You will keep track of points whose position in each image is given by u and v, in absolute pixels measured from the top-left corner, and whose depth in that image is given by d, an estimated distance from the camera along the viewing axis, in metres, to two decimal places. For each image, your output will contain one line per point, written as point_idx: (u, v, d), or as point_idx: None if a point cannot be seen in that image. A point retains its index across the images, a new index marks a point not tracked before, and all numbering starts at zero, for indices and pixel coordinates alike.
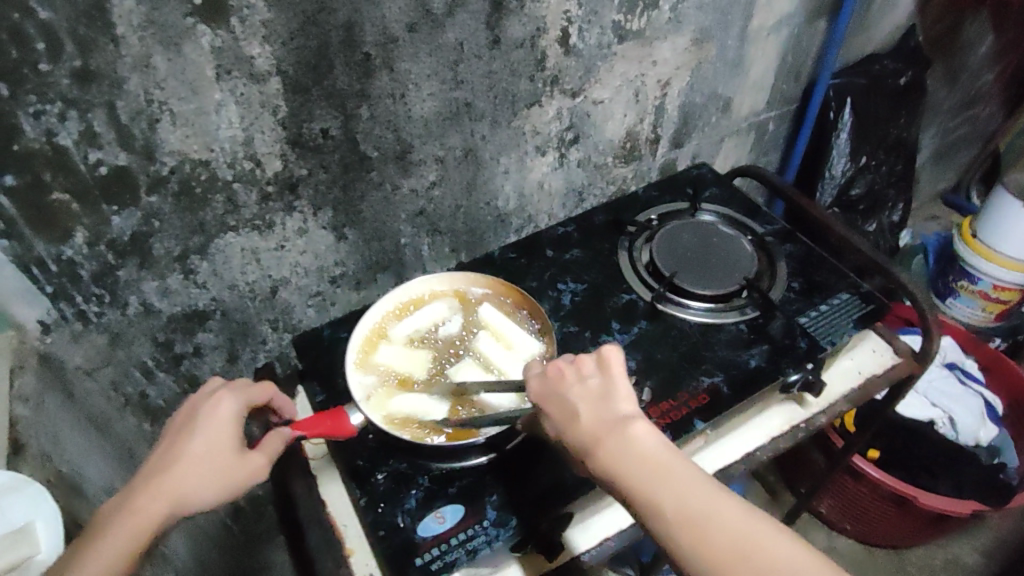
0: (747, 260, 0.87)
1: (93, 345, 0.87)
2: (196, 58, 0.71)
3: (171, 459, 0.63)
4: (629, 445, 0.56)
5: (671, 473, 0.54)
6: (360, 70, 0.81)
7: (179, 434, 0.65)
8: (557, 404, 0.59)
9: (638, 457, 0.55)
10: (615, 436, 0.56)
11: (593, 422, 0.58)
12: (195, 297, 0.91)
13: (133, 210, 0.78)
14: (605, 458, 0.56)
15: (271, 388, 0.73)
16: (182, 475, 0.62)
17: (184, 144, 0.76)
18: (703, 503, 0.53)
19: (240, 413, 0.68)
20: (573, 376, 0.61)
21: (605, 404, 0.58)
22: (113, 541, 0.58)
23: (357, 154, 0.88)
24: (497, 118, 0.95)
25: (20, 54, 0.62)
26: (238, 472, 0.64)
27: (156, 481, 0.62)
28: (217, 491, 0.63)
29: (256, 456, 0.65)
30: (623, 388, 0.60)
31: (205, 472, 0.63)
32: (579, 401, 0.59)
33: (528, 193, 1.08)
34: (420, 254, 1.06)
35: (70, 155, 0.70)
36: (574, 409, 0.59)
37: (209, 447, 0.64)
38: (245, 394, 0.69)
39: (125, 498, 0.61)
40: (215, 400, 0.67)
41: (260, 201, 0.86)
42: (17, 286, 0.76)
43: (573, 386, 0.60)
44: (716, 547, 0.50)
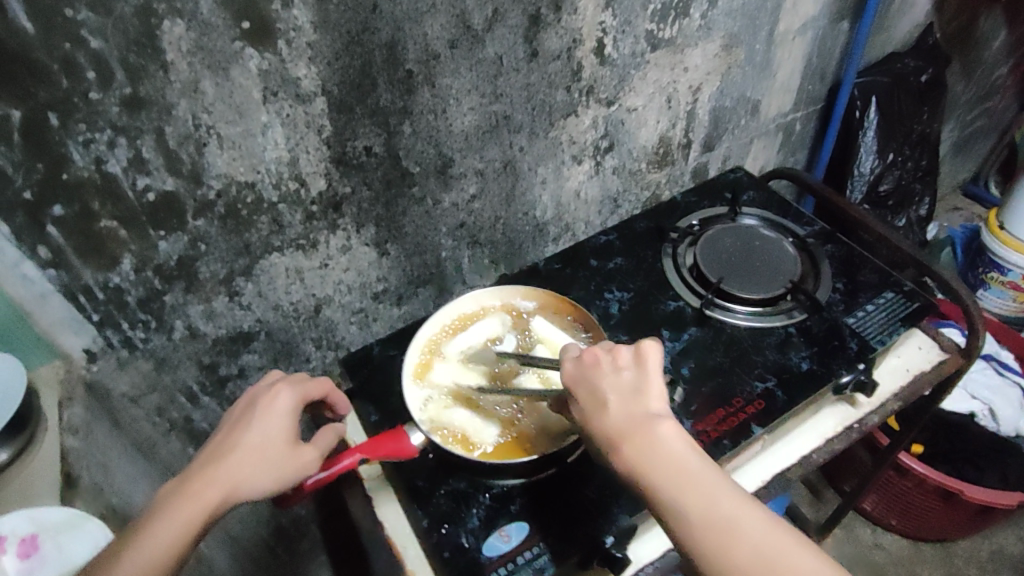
0: (790, 262, 0.88)
1: (139, 370, 0.86)
2: (244, 81, 0.71)
3: (229, 446, 0.63)
4: (657, 444, 0.57)
5: (698, 475, 0.55)
6: (403, 87, 0.81)
7: (237, 425, 0.66)
8: (588, 393, 0.60)
9: (667, 456, 0.56)
10: (645, 431, 0.57)
11: (622, 417, 0.58)
12: (240, 319, 0.91)
13: (179, 235, 0.78)
14: (632, 452, 0.56)
15: (326, 385, 0.74)
16: (239, 464, 0.62)
17: (231, 167, 0.76)
18: (726, 507, 0.54)
19: (296, 407, 0.69)
20: (608, 366, 0.62)
21: (636, 400, 0.59)
22: (171, 523, 0.58)
23: (399, 169, 0.88)
24: (535, 129, 0.95)
25: (72, 85, 0.62)
26: (293, 463, 0.64)
27: (213, 468, 0.62)
28: (272, 481, 0.62)
29: (310, 450, 0.66)
30: (655, 385, 0.60)
31: (261, 462, 0.63)
32: (611, 394, 0.60)
33: (565, 203, 1.09)
34: (460, 267, 1.06)
35: (119, 182, 0.70)
36: (606, 402, 0.59)
37: (265, 439, 0.64)
38: (302, 388, 0.70)
39: (181, 484, 0.61)
40: (273, 392, 0.68)
41: (304, 220, 0.86)
42: (63, 315, 0.76)
43: (607, 379, 0.60)
44: (736, 551, 0.51)
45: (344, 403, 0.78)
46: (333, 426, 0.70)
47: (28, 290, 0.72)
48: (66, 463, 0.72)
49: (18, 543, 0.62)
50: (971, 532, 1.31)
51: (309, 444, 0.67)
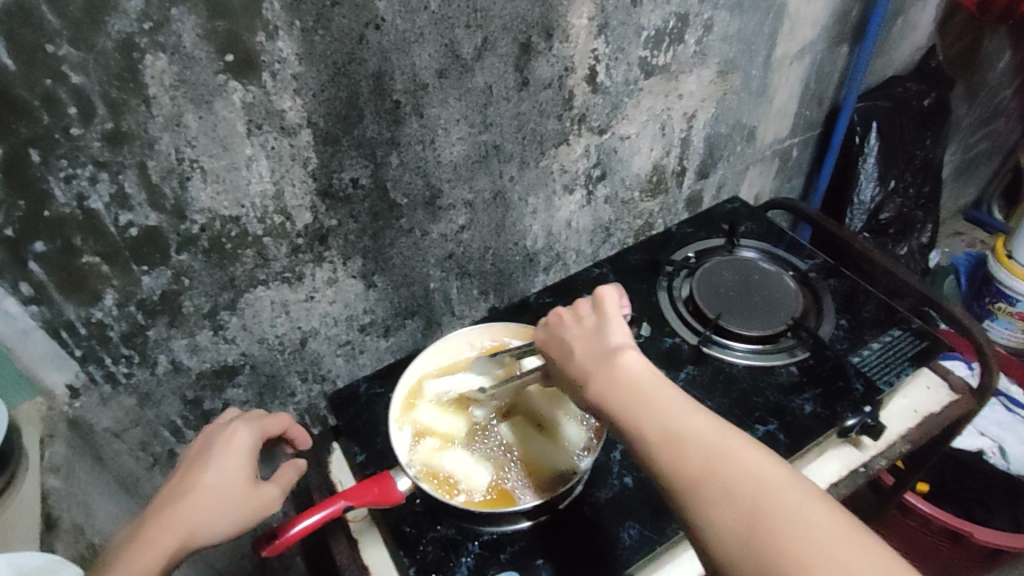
0: (791, 297, 0.86)
1: (123, 406, 0.84)
2: (228, 114, 0.69)
3: (185, 488, 0.62)
4: (616, 373, 0.56)
5: (658, 397, 0.54)
6: (390, 118, 0.79)
7: (193, 466, 0.64)
8: (556, 345, 0.63)
9: (624, 383, 0.55)
10: (603, 364, 0.58)
11: (585, 356, 0.60)
12: (225, 353, 0.88)
13: (163, 269, 0.76)
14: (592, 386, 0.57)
15: (284, 420, 0.73)
16: (197, 505, 0.61)
17: (215, 202, 0.74)
18: (686, 423, 0.52)
19: (255, 444, 0.68)
20: (570, 319, 0.64)
21: (597, 339, 0.60)
22: (127, 566, 0.55)
23: (387, 202, 0.86)
24: (525, 158, 0.94)
25: (53, 120, 0.60)
26: (254, 502, 0.63)
27: (169, 512, 0.60)
28: (232, 522, 0.61)
29: (269, 488, 0.65)
30: (619, 325, 0.61)
31: (220, 501, 0.62)
32: (575, 340, 0.62)
33: (556, 233, 1.07)
34: (449, 299, 1.04)
35: (101, 218, 0.68)
36: (570, 347, 0.61)
37: (225, 478, 0.63)
38: (260, 425, 0.69)
39: (136, 531, 0.59)
40: (231, 429, 0.67)
41: (290, 253, 0.84)
42: (45, 351, 0.74)
43: (568, 327, 0.62)
44: (692, 464, 0.49)
45: (306, 439, 0.76)
46: (296, 461, 0.69)
47: (9, 326, 0.70)
48: (45, 505, 0.68)
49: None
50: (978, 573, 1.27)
51: (269, 482, 0.66)
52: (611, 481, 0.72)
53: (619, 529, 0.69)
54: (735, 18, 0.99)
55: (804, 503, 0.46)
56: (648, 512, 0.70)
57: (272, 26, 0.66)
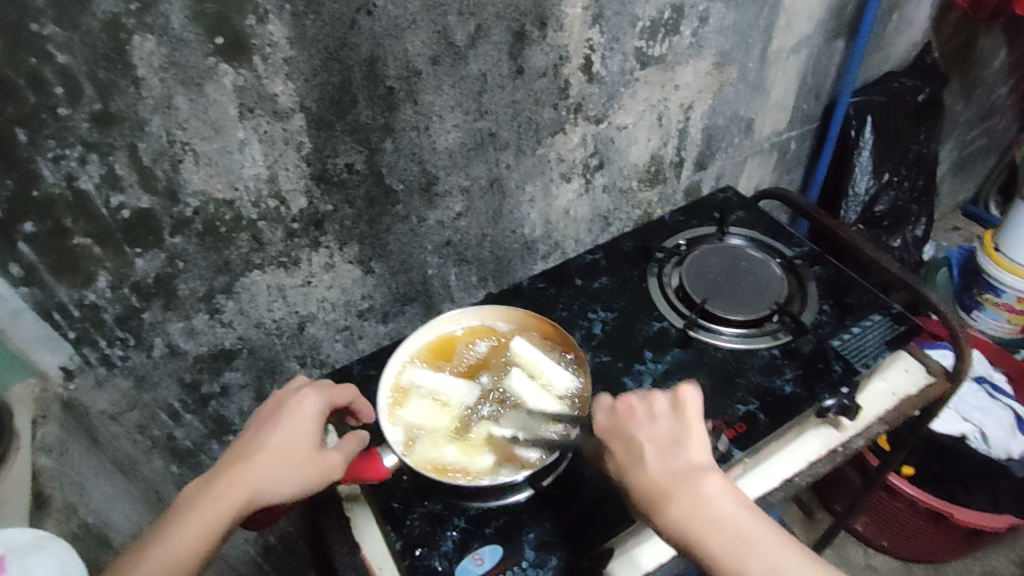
0: (777, 283, 0.86)
1: (118, 389, 0.84)
2: (219, 97, 0.70)
3: (252, 448, 0.61)
4: (705, 502, 0.57)
5: (750, 534, 0.56)
6: (384, 104, 0.80)
7: (262, 428, 0.64)
8: (626, 448, 0.61)
9: (718, 518, 0.56)
10: (688, 488, 0.58)
11: (664, 473, 0.59)
12: (221, 336, 0.89)
13: (157, 252, 0.77)
14: (680, 514, 0.56)
15: (352, 391, 0.70)
16: (262, 467, 0.60)
17: (208, 184, 0.75)
18: (786, 565, 0.54)
19: (323, 411, 0.66)
20: (643, 416, 0.63)
21: (676, 453, 0.60)
22: (193, 526, 0.56)
23: (383, 186, 0.87)
24: (521, 146, 0.94)
25: (39, 100, 0.61)
26: (314, 467, 0.61)
27: (236, 470, 0.60)
28: (291, 487, 0.60)
29: (332, 455, 0.63)
30: (697, 436, 0.61)
31: (283, 464, 0.61)
32: (651, 447, 0.60)
33: (554, 221, 1.07)
34: (447, 285, 1.05)
35: (93, 199, 0.69)
36: (646, 457, 0.60)
37: (289, 441, 0.62)
38: (329, 393, 0.67)
39: (205, 485, 0.59)
40: (300, 395, 0.66)
41: (285, 237, 0.85)
42: (37, 332, 0.74)
43: (646, 432, 0.61)
44: None
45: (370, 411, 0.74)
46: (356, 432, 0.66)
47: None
48: (37, 483, 0.67)
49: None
50: (964, 552, 1.31)
51: (335, 447, 0.64)
52: (593, 458, 0.73)
53: (602, 504, 0.69)
54: (731, 9, 0.99)
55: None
56: None
57: (262, 9, 0.67)
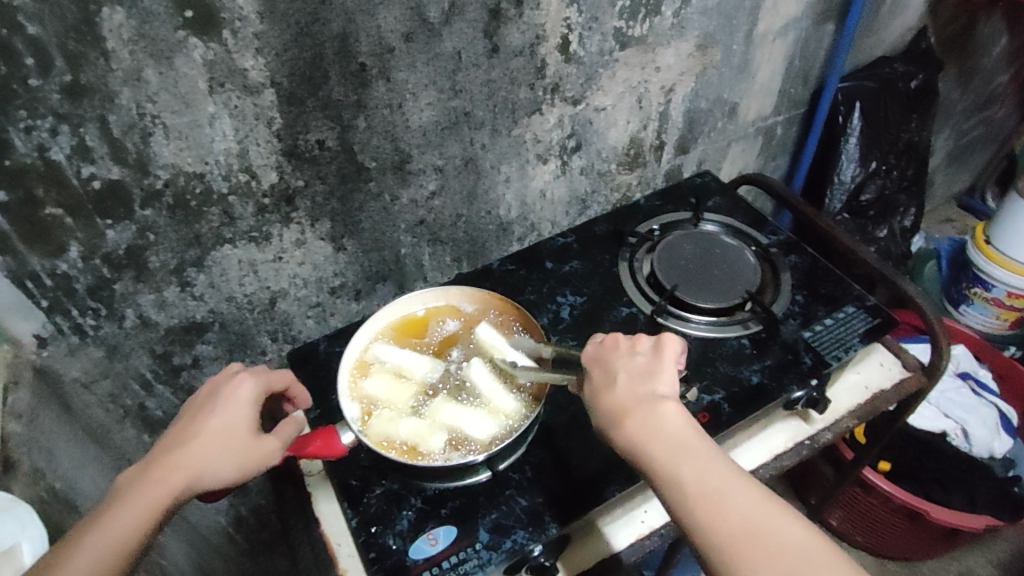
0: (750, 271, 0.86)
1: (90, 357, 0.85)
2: (188, 71, 0.70)
3: (187, 434, 0.61)
4: (659, 421, 0.58)
5: (697, 452, 0.57)
6: (356, 80, 0.79)
7: (197, 414, 0.64)
8: (600, 371, 0.63)
9: (667, 435, 0.57)
10: (646, 409, 0.59)
11: (629, 395, 0.60)
12: (193, 309, 0.90)
13: (127, 224, 0.77)
14: (631, 428, 0.58)
15: (286, 377, 0.71)
16: (198, 452, 0.60)
17: (178, 157, 0.75)
18: (726, 485, 0.54)
19: (259, 397, 0.66)
20: (625, 348, 0.64)
21: (645, 380, 0.61)
22: (130, 512, 0.56)
23: (355, 164, 0.87)
24: (497, 126, 0.94)
25: (10, 70, 0.61)
26: (254, 451, 0.62)
27: (173, 456, 0.60)
28: (233, 469, 0.60)
29: (271, 439, 0.63)
30: (671, 372, 0.62)
31: (219, 449, 0.61)
32: (622, 373, 0.62)
33: (530, 203, 1.07)
34: (421, 264, 1.05)
35: (63, 169, 0.69)
36: (614, 378, 0.62)
37: (226, 426, 0.62)
38: (264, 379, 0.68)
39: (141, 473, 0.59)
40: (236, 381, 0.66)
41: (256, 213, 0.85)
42: (9, 301, 0.75)
43: (619, 359, 0.63)
44: (733, 524, 0.52)
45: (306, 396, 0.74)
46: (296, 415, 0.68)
47: None
48: (5, 448, 0.69)
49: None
50: (943, 552, 1.32)
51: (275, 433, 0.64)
52: (552, 442, 0.74)
53: (563, 488, 0.70)
54: None
55: (831, 566, 0.50)
56: (591, 472, 0.71)
57: None
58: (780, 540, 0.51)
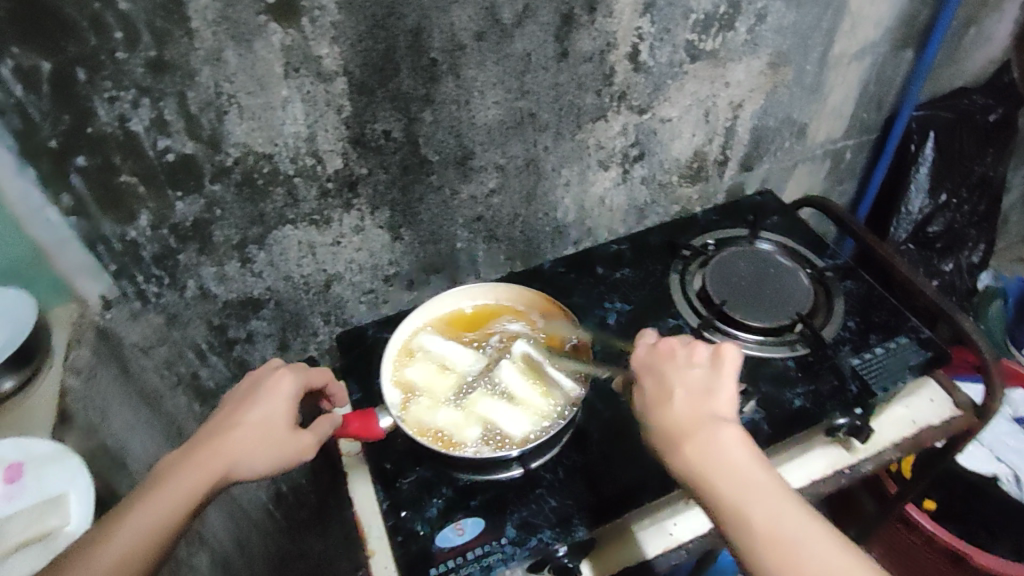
0: (803, 293, 0.84)
1: (150, 323, 0.90)
2: (266, 55, 0.72)
3: (228, 426, 0.64)
4: (718, 445, 0.59)
5: (758, 482, 0.57)
6: (426, 74, 0.81)
7: (239, 404, 0.66)
8: (657, 387, 0.64)
9: (727, 462, 0.58)
10: (705, 431, 0.59)
11: (687, 415, 0.61)
12: (251, 285, 0.93)
13: (196, 197, 0.81)
14: (688, 450, 0.59)
15: (326, 374, 0.74)
16: (238, 441, 0.63)
17: (249, 137, 0.78)
18: (788, 520, 0.54)
19: (299, 392, 0.68)
20: (683, 365, 0.65)
21: (703, 400, 0.61)
22: (172, 494, 0.58)
23: (418, 156, 0.89)
24: (561, 129, 0.94)
25: (100, 42, 0.65)
26: (291, 444, 0.64)
27: (214, 443, 0.62)
28: (270, 460, 0.63)
29: (308, 434, 0.65)
30: (729, 390, 0.62)
31: (258, 442, 0.63)
32: (678, 389, 0.63)
33: (588, 208, 1.07)
34: (475, 260, 1.06)
35: (141, 140, 0.73)
36: (672, 396, 0.62)
37: (266, 418, 0.65)
38: (304, 374, 0.70)
39: (182, 457, 0.62)
40: (278, 375, 0.68)
41: (318, 196, 0.88)
42: (81, 261, 0.81)
43: (678, 377, 0.63)
44: (796, 562, 0.52)
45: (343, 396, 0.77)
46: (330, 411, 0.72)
47: (49, 233, 0.77)
48: (62, 401, 0.76)
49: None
50: None
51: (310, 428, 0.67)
52: (587, 447, 0.74)
53: (594, 491, 0.70)
54: (791, 9, 0.96)
55: None
56: (623, 479, 0.71)
57: None
58: (835, 572, 0.52)
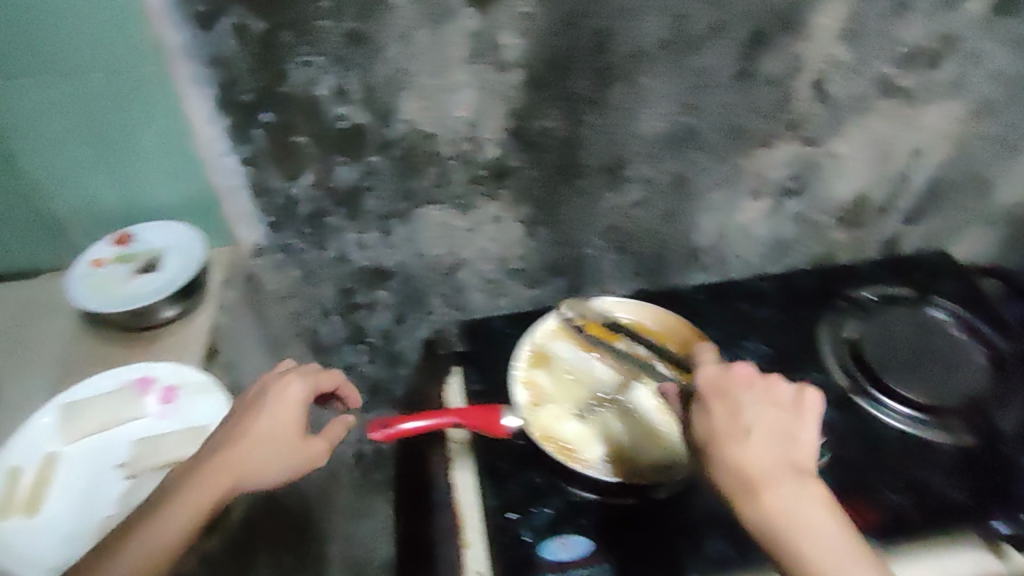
0: (971, 373, 0.76)
1: (289, 276, 0.95)
2: (453, 38, 0.73)
3: (234, 435, 0.65)
4: (798, 497, 0.53)
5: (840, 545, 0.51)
6: (601, 78, 0.79)
7: (246, 410, 0.67)
8: (727, 420, 0.57)
9: (808, 517, 0.52)
10: (780, 478, 0.54)
11: (756, 455, 0.55)
12: (386, 256, 0.95)
13: (357, 165, 0.83)
14: (762, 496, 0.53)
15: (338, 377, 0.75)
16: (246, 450, 0.64)
17: (419, 115, 0.79)
18: None
19: (307, 397, 0.69)
20: (762, 400, 0.59)
21: (780, 443, 0.56)
22: (180, 510, 0.60)
23: (573, 159, 0.87)
24: (722, 151, 0.90)
25: (307, 6, 0.68)
26: (300, 452, 0.65)
27: (220, 454, 0.63)
28: (279, 471, 0.64)
29: (317, 441, 0.67)
30: (810, 435, 0.57)
31: (267, 450, 0.64)
32: (755, 426, 0.57)
33: (730, 236, 1.02)
34: (603, 270, 1.03)
35: (321, 104, 0.76)
36: (746, 433, 0.56)
37: (273, 427, 0.66)
38: (313, 379, 0.71)
39: (190, 470, 0.63)
40: (285, 381, 0.69)
41: (468, 182, 0.88)
42: (246, 210, 0.87)
43: (760, 414, 0.57)
44: None
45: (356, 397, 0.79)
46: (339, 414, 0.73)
47: (227, 179, 0.83)
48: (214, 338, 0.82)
49: (134, 382, 0.72)
50: None
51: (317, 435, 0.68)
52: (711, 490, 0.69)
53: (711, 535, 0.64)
54: None
55: None
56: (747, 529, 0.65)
57: None
58: None
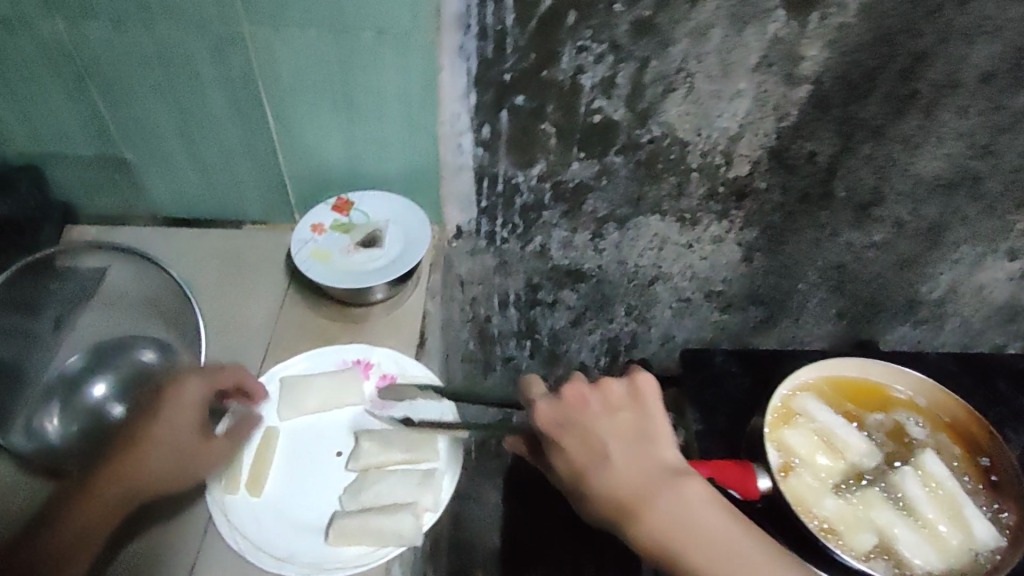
0: None
1: (483, 263, 0.90)
2: (751, 42, 0.65)
3: (138, 446, 0.70)
4: (676, 506, 0.53)
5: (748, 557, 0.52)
6: (898, 105, 0.70)
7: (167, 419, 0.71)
8: (583, 438, 0.56)
9: (696, 524, 0.52)
10: (665, 492, 0.53)
11: (635, 475, 0.54)
12: (586, 259, 0.89)
13: (593, 162, 0.77)
14: (655, 521, 0.52)
15: (237, 374, 0.72)
16: (149, 458, 0.68)
17: (678, 120, 0.72)
18: None
19: (206, 399, 0.71)
20: (597, 404, 0.57)
21: (641, 448, 0.55)
22: (87, 511, 0.65)
23: (826, 189, 0.78)
24: (996, 204, 0.79)
25: None
26: (196, 455, 0.67)
27: (125, 464, 0.68)
28: (175, 473, 0.67)
29: (217, 442, 0.69)
30: (657, 427, 0.57)
31: (165, 456, 0.67)
32: (609, 439, 0.56)
33: (961, 293, 0.90)
34: (805, 307, 0.93)
35: (581, 96, 0.70)
36: (606, 450, 0.55)
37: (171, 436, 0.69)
38: (212, 380, 0.71)
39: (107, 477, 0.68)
40: (184, 384, 0.72)
41: (703, 196, 0.81)
42: (462, 191, 0.82)
43: (602, 424, 0.56)
44: None
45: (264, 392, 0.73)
46: (252, 419, 0.71)
47: (454, 158, 0.78)
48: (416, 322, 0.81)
49: (354, 364, 0.76)
50: None
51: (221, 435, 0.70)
52: None
53: None
54: None
55: None
56: None
57: None
58: None
